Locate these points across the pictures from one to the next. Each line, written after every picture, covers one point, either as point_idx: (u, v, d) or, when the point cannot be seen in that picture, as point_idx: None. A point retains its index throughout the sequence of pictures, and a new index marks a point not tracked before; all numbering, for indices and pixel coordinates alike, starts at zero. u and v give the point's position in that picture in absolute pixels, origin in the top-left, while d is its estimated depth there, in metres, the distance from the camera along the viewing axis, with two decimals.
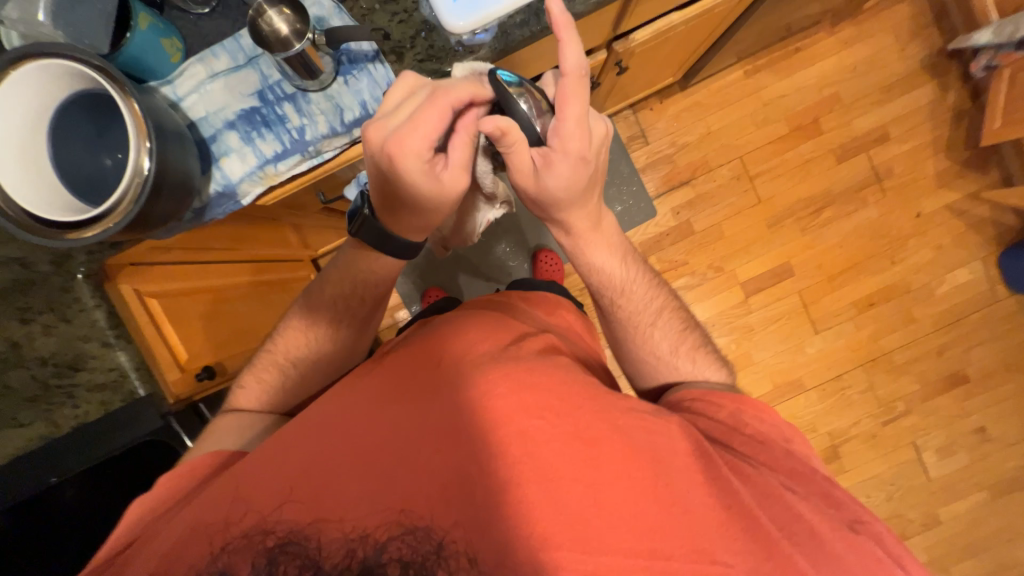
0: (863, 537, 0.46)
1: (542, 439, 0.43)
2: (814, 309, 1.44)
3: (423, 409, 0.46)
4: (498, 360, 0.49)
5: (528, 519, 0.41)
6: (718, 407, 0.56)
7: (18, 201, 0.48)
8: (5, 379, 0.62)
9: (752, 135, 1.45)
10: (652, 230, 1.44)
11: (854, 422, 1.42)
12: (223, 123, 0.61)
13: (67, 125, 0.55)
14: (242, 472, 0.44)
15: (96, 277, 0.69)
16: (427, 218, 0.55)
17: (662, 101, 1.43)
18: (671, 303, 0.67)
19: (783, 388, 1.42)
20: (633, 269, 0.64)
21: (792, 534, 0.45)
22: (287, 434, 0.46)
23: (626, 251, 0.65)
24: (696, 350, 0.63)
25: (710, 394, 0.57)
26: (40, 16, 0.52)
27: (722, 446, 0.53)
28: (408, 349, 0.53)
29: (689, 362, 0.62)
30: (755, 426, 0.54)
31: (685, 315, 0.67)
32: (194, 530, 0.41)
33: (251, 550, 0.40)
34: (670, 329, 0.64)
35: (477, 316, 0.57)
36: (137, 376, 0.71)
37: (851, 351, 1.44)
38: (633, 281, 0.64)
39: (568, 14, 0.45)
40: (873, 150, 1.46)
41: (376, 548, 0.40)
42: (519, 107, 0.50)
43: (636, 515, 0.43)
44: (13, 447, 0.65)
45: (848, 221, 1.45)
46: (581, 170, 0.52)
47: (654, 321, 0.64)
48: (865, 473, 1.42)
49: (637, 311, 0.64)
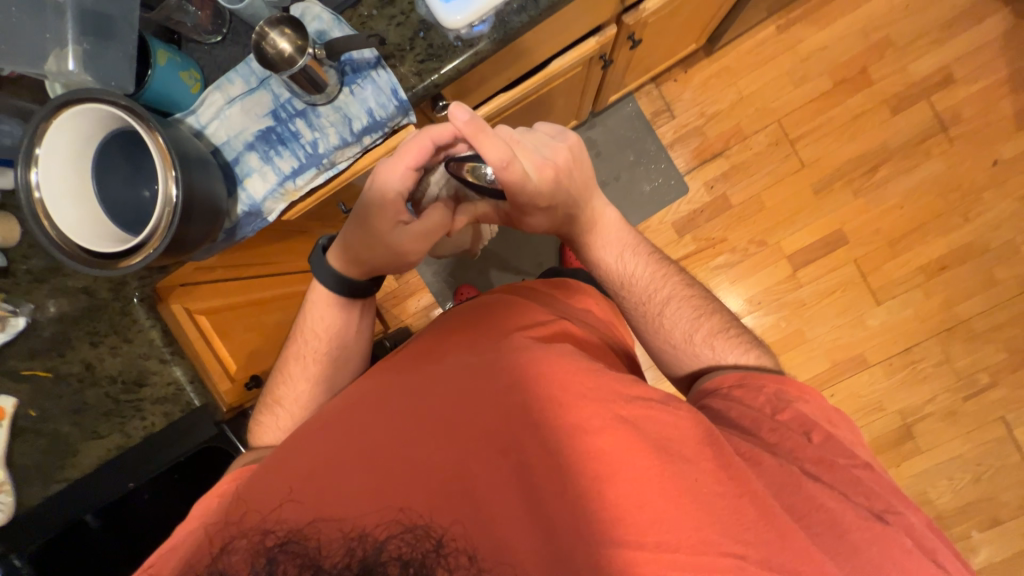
0: (892, 529, 0.43)
1: (540, 435, 0.45)
2: (873, 278, 1.32)
3: (424, 411, 0.47)
4: (495, 360, 0.51)
5: (522, 514, 0.42)
6: (757, 392, 0.53)
7: (76, 241, 0.54)
8: (86, 397, 0.72)
9: (791, 95, 1.33)
10: (685, 208, 1.36)
11: (929, 398, 1.30)
12: (244, 145, 0.64)
13: (107, 163, 0.59)
14: (255, 480, 0.46)
15: (150, 300, 0.74)
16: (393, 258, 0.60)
17: (686, 70, 1.35)
18: (682, 290, 0.63)
19: (843, 366, 1.32)
20: (633, 261, 0.63)
21: (813, 524, 0.43)
22: (301, 433, 0.49)
23: (625, 243, 0.64)
24: (714, 334, 0.60)
25: (748, 378, 0.54)
26: (70, 65, 0.56)
27: (748, 433, 0.50)
28: (409, 356, 0.57)
29: (707, 348, 0.60)
30: (791, 411, 0.51)
31: (702, 299, 0.63)
32: (204, 534, 0.44)
33: (252, 550, 0.41)
34: (685, 316, 0.61)
35: (472, 324, 0.60)
36: (191, 388, 0.75)
37: (921, 320, 1.30)
38: (632, 272, 0.63)
39: (476, 118, 0.48)
40: (935, 95, 1.30)
41: (376, 547, 0.39)
42: (484, 174, 0.54)
43: (637, 505, 0.41)
44: (97, 457, 0.73)
45: (909, 177, 1.31)
46: (542, 218, 0.58)
47: (661, 309, 0.62)
48: (945, 453, 1.29)
49: (640, 301, 0.63)
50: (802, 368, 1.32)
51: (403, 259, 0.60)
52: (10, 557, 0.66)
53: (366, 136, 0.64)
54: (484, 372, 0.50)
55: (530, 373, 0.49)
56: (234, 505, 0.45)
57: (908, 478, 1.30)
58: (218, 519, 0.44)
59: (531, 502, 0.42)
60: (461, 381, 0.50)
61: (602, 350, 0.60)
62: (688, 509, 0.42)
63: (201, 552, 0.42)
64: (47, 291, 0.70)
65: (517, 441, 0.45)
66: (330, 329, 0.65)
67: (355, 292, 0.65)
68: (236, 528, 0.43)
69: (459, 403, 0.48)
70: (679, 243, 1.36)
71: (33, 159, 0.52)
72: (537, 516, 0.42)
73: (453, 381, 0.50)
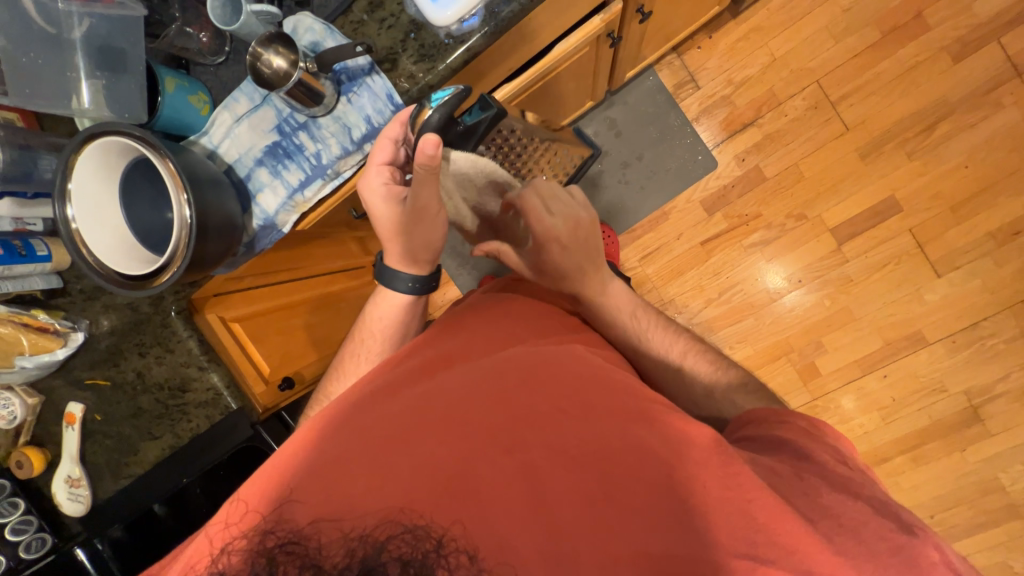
0: (921, 541, 0.40)
1: (545, 437, 0.45)
2: (932, 248, 1.19)
3: (434, 408, 0.48)
4: (500, 360, 0.53)
5: (530, 519, 0.41)
6: (791, 419, 0.54)
7: (111, 267, 0.59)
8: (140, 402, 0.79)
9: (830, 51, 1.21)
10: (714, 184, 1.28)
11: (1000, 377, 1.18)
12: (254, 161, 0.66)
13: (134, 187, 0.61)
14: (255, 474, 0.45)
15: (186, 312, 0.79)
16: (419, 237, 0.62)
17: (711, 35, 1.26)
18: (693, 346, 0.70)
19: (897, 345, 1.21)
20: (643, 319, 0.71)
21: (838, 526, 0.41)
22: (307, 435, 0.49)
23: (637, 308, 0.72)
24: (736, 386, 0.64)
25: (781, 413, 0.55)
26: (85, 103, 0.62)
27: (778, 450, 0.50)
28: (417, 356, 0.58)
29: (728, 396, 0.63)
30: (815, 433, 0.51)
31: (715, 355, 0.69)
32: (206, 532, 0.42)
33: (247, 554, 0.36)
34: (702, 367, 0.67)
35: (485, 324, 0.62)
36: (229, 393, 0.81)
37: (991, 292, 1.17)
38: (647, 331, 0.70)
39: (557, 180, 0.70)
40: (1006, 35, 1.14)
41: (376, 547, 0.34)
42: (427, 119, 0.56)
43: (636, 509, 0.42)
44: (155, 456, 0.80)
45: (974, 133, 1.17)
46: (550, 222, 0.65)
47: (681, 363, 0.67)
48: (1022, 436, 1.17)
49: (662, 354, 0.68)
50: (847, 349, 1.23)
51: (424, 234, 0.62)
52: (93, 542, 0.75)
53: (365, 143, 0.65)
54: (488, 374, 0.51)
55: (532, 372, 0.51)
56: (234, 505, 0.43)
57: (976, 462, 1.19)
58: (220, 520, 0.42)
59: (535, 506, 0.42)
60: (462, 382, 0.51)
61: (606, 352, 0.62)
62: (686, 516, 0.41)
63: (203, 555, 0.40)
64: (99, 307, 0.77)
65: (520, 441, 0.45)
66: (386, 328, 0.69)
67: (428, 288, 0.69)
68: (234, 532, 0.40)
69: (462, 403, 0.48)
70: (709, 223, 1.28)
71: (66, 194, 0.57)
72: (543, 518, 0.41)
73: (456, 383, 0.51)
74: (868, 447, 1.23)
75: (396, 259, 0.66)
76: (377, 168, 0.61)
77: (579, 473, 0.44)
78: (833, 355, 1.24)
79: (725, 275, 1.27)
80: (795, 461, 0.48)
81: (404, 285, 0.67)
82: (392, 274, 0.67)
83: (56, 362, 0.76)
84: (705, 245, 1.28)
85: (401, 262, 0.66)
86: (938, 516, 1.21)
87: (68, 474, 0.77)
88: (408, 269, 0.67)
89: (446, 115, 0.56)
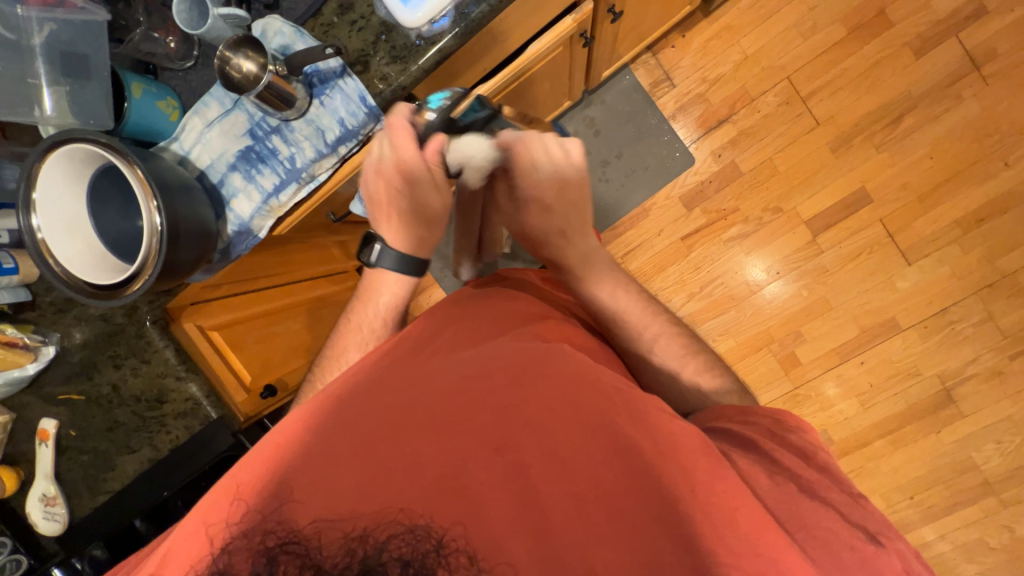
0: (887, 551, 0.42)
1: (535, 434, 0.45)
2: (902, 237, 1.23)
3: (421, 407, 0.47)
4: (489, 356, 0.52)
5: (521, 518, 0.41)
6: (756, 420, 0.56)
7: (79, 277, 0.58)
8: (116, 415, 0.78)
9: (799, 48, 1.24)
10: (692, 180, 1.30)
11: (970, 359, 1.22)
12: (226, 166, 0.66)
13: (104, 196, 0.60)
14: (240, 470, 0.44)
15: (160, 322, 0.77)
16: (426, 225, 0.68)
17: (684, 34, 1.28)
18: (669, 328, 0.70)
19: (873, 331, 1.25)
20: (627, 297, 0.70)
21: (811, 536, 0.42)
22: (296, 430, 0.47)
23: (618, 282, 0.71)
24: (700, 371, 0.67)
25: (748, 411, 0.58)
26: (48, 111, 0.61)
27: (747, 446, 0.52)
28: (405, 351, 0.57)
29: (694, 381, 0.66)
30: (791, 439, 0.53)
31: (687, 337, 0.70)
32: (200, 527, 0.41)
33: (250, 550, 0.38)
34: (672, 353, 0.67)
35: (476, 321, 0.61)
36: (208, 403, 0.79)
37: (959, 278, 1.22)
38: (627, 309, 0.69)
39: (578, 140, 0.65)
40: (964, 31, 1.19)
41: (377, 547, 0.37)
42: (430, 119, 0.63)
43: (625, 513, 0.41)
44: (133, 470, 0.79)
45: (938, 125, 1.21)
46: (535, 175, 0.64)
47: (654, 346, 0.68)
48: (990, 416, 1.22)
49: (637, 336, 0.68)
50: (825, 336, 1.26)
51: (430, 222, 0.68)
52: (72, 561, 0.75)
53: (340, 145, 0.66)
54: (476, 372, 0.50)
55: (524, 372, 0.49)
56: (231, 506, 0.41)
57: (951, 443, 1.23)
58: (216, 520, 0.41)
59: (525, 503, 0.42)
60: (455, 378, 0.50)
61: (593, 350, 0.62)
62: (673, 517, 0.40)
63: (199, 552, 0.40)
64: (71, 319, 0.75)
65: (512, 439, 0.45)
66: (381, 308, 0.69)
67: (417, 270, 0.71)
68: (234, 530, 0.40)
69: (444, 399, 0.48)
70: (689, 218, 1.30)
71: (31, 205, 0.55)
72: (534, 515, 0.41)
73: (444, 381, 0.50)
74: (849, 432, 1.27)
75: (411, 244, 0.69)
76: (418, 155, 0.61)
77: (571, 470, 0.43)
78: (813, 343, 1.27)
79: (706, 269, 1.30)
80: (769, 464, 0.49)
81: (395, 261, 0.69)
82: (394, 255, 0.69)
83: (27, 378, 0.73)
84: (685, 241, 1.31)
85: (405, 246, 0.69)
86: (917, 496, 1.24)
87: (43, 493, 0.75)
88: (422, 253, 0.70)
89: (445, 117, 0.64)
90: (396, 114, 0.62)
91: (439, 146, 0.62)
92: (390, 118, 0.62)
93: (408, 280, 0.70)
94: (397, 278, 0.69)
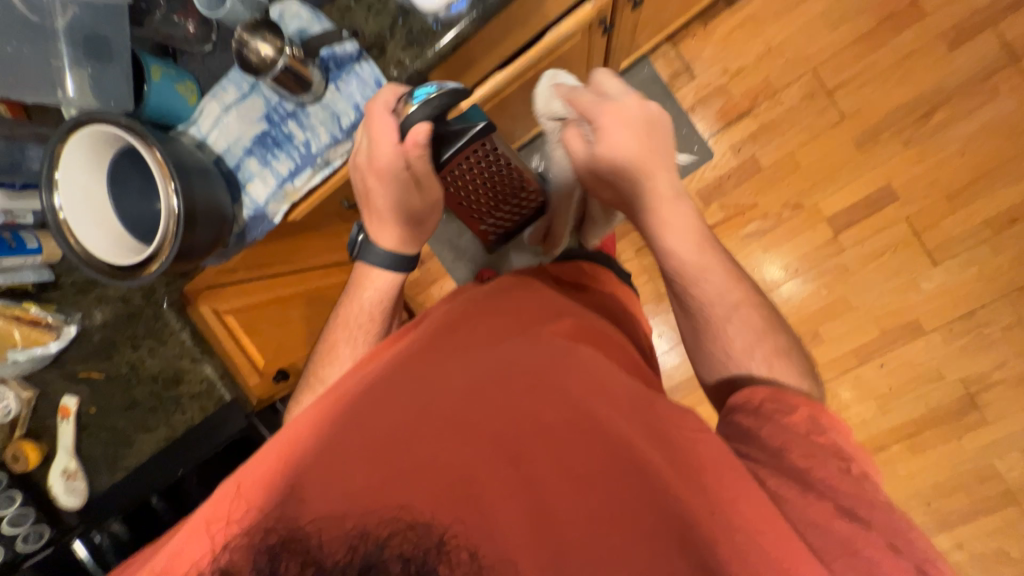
0: None
1: (547, 443, 0.44)
2: (929, 236, 1.19)
3: (435, 409, 0.47)
4: (500, 358, 0.52)
5: (532, 532, 0.40)
6: (792, 409, 0.51)
7: (99, 256, 0.59)
8: (134, 394, 0.80)
9: (826, 40, 1.20)
10: (710, 174, 1.27)
11: (996, 365, 1.18)
12: (243, 151, 0.67)
13: (124, 177, 0.62)
14: (244, 469, 0.45)
15: (178, 303, 0.81)
16: (410, 216, 0.67)
17: (706, 23, 1.24)
18: (752, 299, 0.62)
19: (893, 334, 1.21)
20: (712, 256, 0.61)
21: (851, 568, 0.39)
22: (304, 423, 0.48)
23: (704, 238, 0.62)
24: (775, 354, 0.58)
25: (782, 394, 0.53)
26: (69, 92, 0.63)
27: (778, 458, 0.47)
28: (415, 350, 0.56)
29: (764, 366, 0.57)
30: (826, 439, 0.48)
31: (770, 316, 0.61)
32: (203, 525, 0.42)
33: (252, 549, 0.39)
34: (752, 326, 0.60)
35: (491, 318, 0.59)
36: (222, 384, 0.83)
37: (988, 280, 1.17)
38: (709, 267, 0.61)
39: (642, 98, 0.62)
40: (1003, 21, 1.13)
41: (377, 544, 0.38)
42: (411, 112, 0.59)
43: (643, 533, 0.40)
44: (148, 449, 0.80)
45: (971, 120, 1.16)
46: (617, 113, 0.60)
47: (730, 314, 0.60)
48: (1018, 424, 1.17)
49: (712, 298, 0.61)
50: (842, 336, 1.23)
51: (413, 213, 0.67)
52: (92, 535, 0.75)
53: (354, 131, 0.65)
54: (491, 377, 0.50)
55: (542, 378, 0.49)
56: (236, 505, 0.42)
57: (973, 451, 1.19)
58: (222, 519, 0.41)
59: (539, 516, 0.41)
60: (471, 380, 0.50)
61: (616, 352, 0.59)
62: (690, 536, 0.39)
63: (203, 555, 0.40)
64: (92, 300, 0.77)
65: (526, 451, 0.44)
66: (367, 303, 0.70)
67: (404, 266, 0.70)
68: (238, 530, 0.40)
69: (459, 403, 0.47)
70: (706, 213, 1.28)
71: (53, 184, 0.56)
72: (542, 521, 0.41)
73: (460, 384, 0.49)
74: (865, 436, 1.24)
75: (395, 240, 0.68)
76: (395, 152, 0.60)
77: (583, 473, 0.43)
78: (829, 344, 1.24)
79: None
80: (801, 480, 0.45)
81: (380, 257, 0.69)
82: (380, 252, 0.69)
83: (50, 356, 0.76)
84: None
85: (382, 234, 0.68)
86: (934, 503, 1.21)
87: (63, 467, 0.77)
88: (409, 249, 0.69)
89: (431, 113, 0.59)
90: (378, 101, 0.60)
91: (417, 138, 0.59)
92: (372, 103, 0.60)
93: (394, 276, 0.70)
94: (383, 274, 0.70)
